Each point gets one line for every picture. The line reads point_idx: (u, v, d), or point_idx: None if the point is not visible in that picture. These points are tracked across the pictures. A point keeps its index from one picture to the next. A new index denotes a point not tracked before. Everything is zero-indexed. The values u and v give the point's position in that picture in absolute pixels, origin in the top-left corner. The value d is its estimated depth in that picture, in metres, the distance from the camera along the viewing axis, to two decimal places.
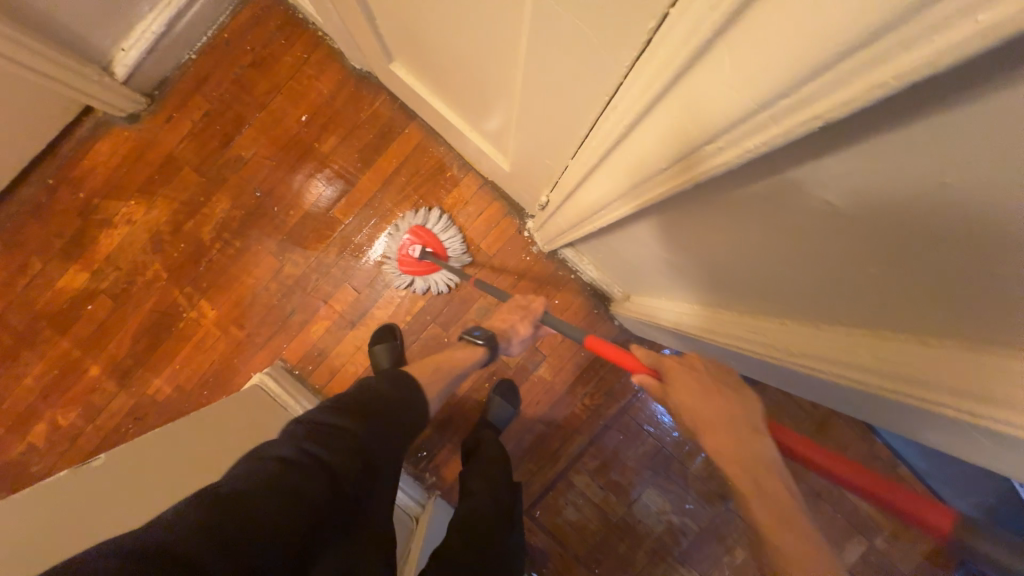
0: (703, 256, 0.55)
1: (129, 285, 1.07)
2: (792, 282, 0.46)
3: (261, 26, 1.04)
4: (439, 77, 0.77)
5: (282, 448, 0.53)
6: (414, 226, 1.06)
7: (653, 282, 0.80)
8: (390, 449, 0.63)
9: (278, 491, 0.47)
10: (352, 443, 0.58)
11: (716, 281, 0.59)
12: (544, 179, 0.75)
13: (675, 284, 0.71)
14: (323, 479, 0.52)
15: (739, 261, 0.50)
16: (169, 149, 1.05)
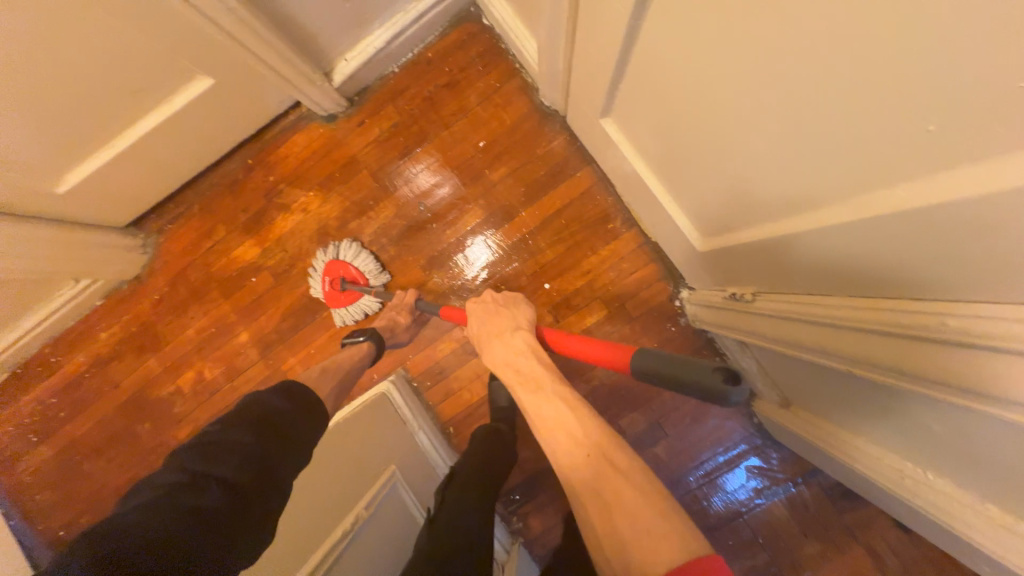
0: (920, 431, 0.52)
1: (290, 268, 1.15)
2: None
3: (464, 52, 1.06)
4: (660, 150, 0.73)
5: (177, 469, 0.53)
6: (326, 264, 1.09)
7: (827, 408, 0.75)
8: (286, 449, 0.62)
9: (173, 511, 0.48)
10: (240, 452, 0.57)
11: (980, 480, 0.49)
12: (755, 278, 0.69)
13: (891, 438, 0.61)
14: (217, 495, 0.52)
15: (972, 459, 0.47)
16: (354, 151, 1.11)
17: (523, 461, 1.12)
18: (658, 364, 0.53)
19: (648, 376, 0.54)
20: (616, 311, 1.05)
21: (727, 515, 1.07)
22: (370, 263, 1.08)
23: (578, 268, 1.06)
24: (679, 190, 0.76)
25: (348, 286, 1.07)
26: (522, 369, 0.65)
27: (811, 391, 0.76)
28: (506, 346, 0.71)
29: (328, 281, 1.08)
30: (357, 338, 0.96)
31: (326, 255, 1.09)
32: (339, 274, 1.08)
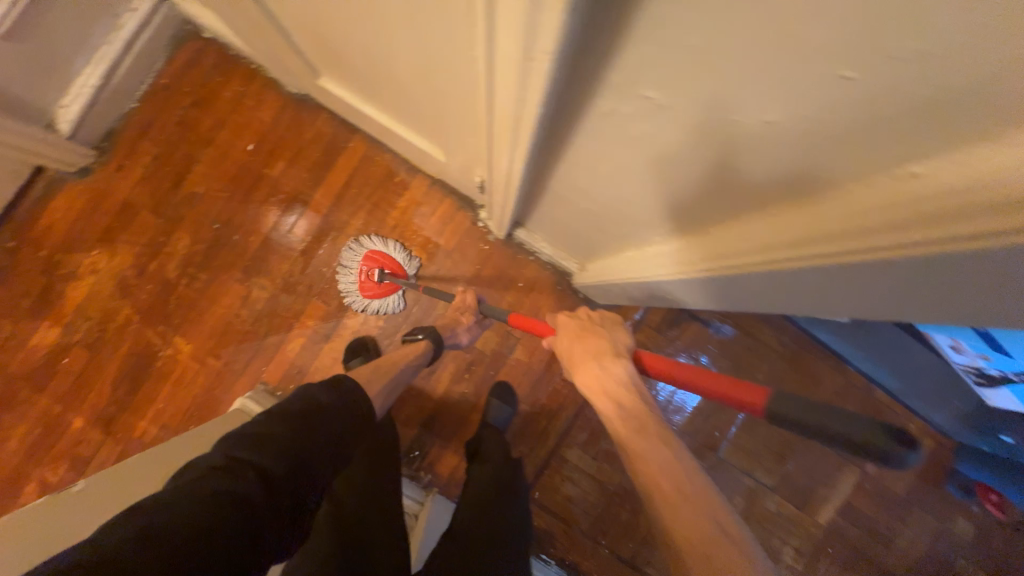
0: (604, 201, 0.57)
1: (102, 333, 1.09)
2: (674, 203, 0.47)
3: (198, 68, 1.09)
4: (364, 85, 0.82)
5: (221, 455, 0.56)
6: (370, 252, 1.10)
7: (596, 243, 0.81)
8: (325, 444, 0.64)
9: (201, 501, 0.50)
10: (281, 444, 0.60)
11: (644, 214, 0.54)
12: (474, 162, 0.80)
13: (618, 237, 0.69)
14: (254, 482, 0.55)
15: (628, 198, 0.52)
16: (124, 196, 1.08)
17: (412, 419, 1.17)
18: (796, 412, 0.43)
19: (782, 424, 0.44)
20: (435, 250, 1.14)
21: (597, 386, 1.19)
22: (407, 254, 1.10)
23: (386, 226, 1.13)
24: (400, 114, 0.86)
25: (389, 277, 1.08)
26: (623, 404, 0.52)
27: (581, 235, 0.83)
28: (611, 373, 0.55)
29: (365, 270, 1.08)
30: (417, 337, 0.99)
31: (359, 249, 1.09)
32: (376, 266, 1.09)
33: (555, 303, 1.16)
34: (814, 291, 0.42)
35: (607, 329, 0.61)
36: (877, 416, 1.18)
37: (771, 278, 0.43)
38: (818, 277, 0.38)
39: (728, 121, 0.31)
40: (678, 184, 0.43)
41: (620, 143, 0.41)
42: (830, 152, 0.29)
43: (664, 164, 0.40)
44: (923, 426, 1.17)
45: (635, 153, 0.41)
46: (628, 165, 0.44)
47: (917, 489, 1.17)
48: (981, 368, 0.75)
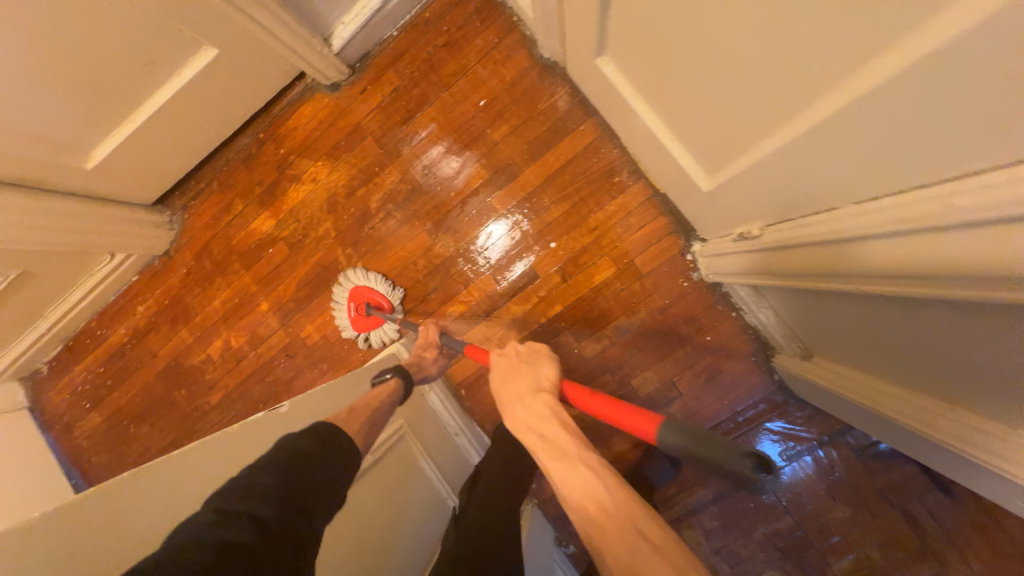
0: (853, 322, 0.62)
1: (303, 238, 1.18)
2: (933, 365, 0.53)
3: (461, 9, 1.04)
4: (656, 80, 0.69)
5: (214, 507, 0.48)
6: (353, 287, 1.13)
7: (808, 334, 0.81)
8: (321, 494, 0.54)
9: (203, 551, 0.42)
10: (272, 489, 0.51)
11: (831, 324, 0.69)
12: (761, 209, 0.64)
13: (838, 341, 0.72)
14: (251, 534, 0.46)
15: (888, 338, 0.57)
16: (359, 119, 1.12)
17: None
18: (682, 437, 0.44)
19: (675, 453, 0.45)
20: (625, 267, 1.02)
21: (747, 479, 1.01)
22: (392, 287, 1.11)
23: (584, 225, 1.03)
24: (681, 122, 0.71)
25: (373, 312, 1.11)
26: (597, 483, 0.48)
27: (794, 319, 0.83)
28: (526, 408, 0.59)
29: (352, 307, 1.12)
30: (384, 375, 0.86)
31: (347, 282, 1.13)
32: (363, 300, 1.12)
33: (739, 373, 0.99)
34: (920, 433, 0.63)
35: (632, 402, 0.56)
36: None
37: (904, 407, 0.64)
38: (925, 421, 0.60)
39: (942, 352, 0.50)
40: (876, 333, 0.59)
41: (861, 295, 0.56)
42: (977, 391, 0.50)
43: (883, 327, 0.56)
44: None
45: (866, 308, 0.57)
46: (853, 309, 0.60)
47: None
48: None
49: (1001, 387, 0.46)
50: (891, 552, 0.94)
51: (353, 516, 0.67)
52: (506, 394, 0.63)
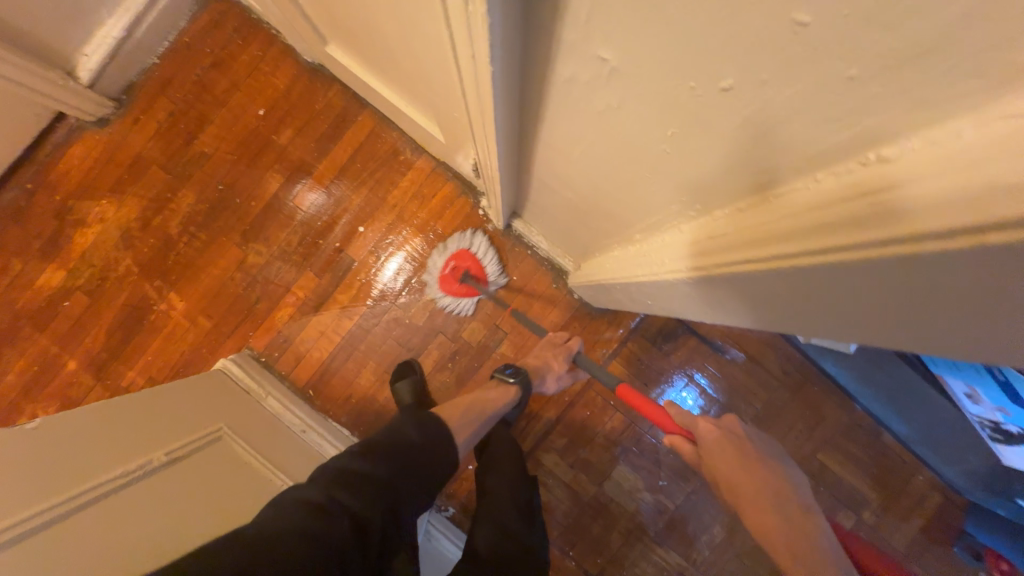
0: (585, 178, 0.50)
1: (103, 281, 1.12)
2: (662, 181, 0.39)
3: (219, 30, 1.10)
4: (365, 54, 0.80)
5: (318, 492, 0.59)
6: (459, 249, 1.09)
7: (595, 236, 0.70)
8: (410, 495, 0.67)
9: (302, 522, 0.55)
10: (377, 493, 0.63)
11: (616, 222, 0.57)
12: (463, 142, 0.77)
13: (608, 225, 0.60)
14: (346, 527, 0.57)
15: (613, 175, 0.45)
16: (138, 149, 1.11)
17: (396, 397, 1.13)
18: None
19: None
20: (432, 232, 1.12)
21: (581, 392, 1.14)
22: (499, 269, 1.08)
23: (385, 203, 1.12)
24: (398, 86, 0.82)
25: (471, 281, 1.07)
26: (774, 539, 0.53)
27: (575, 224, 0.72)
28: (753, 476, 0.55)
29: (452, 265, 1.08)
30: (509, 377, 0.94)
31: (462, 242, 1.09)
32: (466, 266, 1.08)
33: (548, 301, 1.12)
34: (752, 309, 0.44)
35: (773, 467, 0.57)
36: (882, 462, 1.09)
37: (704, 295, 0.48)
38: (720, 293, 0.44)
39: (630, 160, 0.39)
40: (621, 199, 0.49)
41: (569, 157, 0.47)
42: (698, 191, 0.37)
43: (599, 180, 0.48)
44: (933, 479, 1.08)
45: (586, 170, 0.48)
46: (584, 180, 0.51)
47: (920, 543, 1.09)
48: (1001, 424, 0.66)
49: (717, 157, 0.31)
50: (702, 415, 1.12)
51: (152, 502, 0.65)
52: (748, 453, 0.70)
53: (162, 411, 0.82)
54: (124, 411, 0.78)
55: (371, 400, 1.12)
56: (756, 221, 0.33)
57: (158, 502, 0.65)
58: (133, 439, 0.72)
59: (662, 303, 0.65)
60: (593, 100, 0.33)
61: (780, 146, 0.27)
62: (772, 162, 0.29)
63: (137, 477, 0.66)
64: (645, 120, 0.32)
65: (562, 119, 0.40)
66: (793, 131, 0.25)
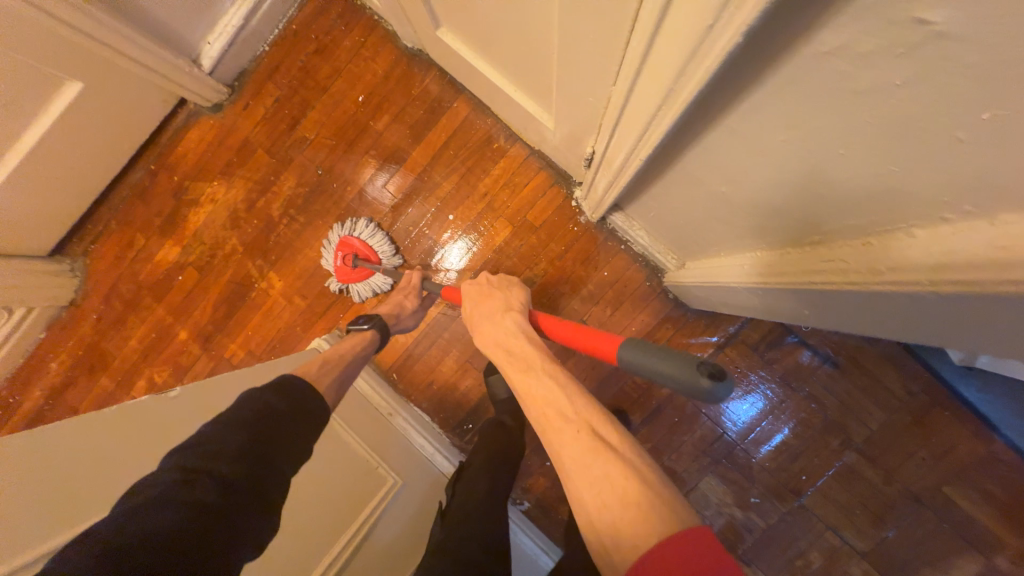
0: (729, 178, 0.49)
1: (212, 257, 1.19)
2: (832, 192, 0.38)
3: (324, 16, 1.12)
4: (482, 37, 0.78)
5: (177, 467, 0.52)
6: (342, 238, 1.11)
7: (711, 234, 0.68)
8: (285, 450, 0.60)
9: (184, 505, 0.49)
10: (247, 447, 0.57)
11: (746, 223, 0.55)
12: (583, 129, 0.73)
13: (735, 225, 0.58)
14: (219, 493, 0.52)
15: (771, 180, 0.43)
16: (247, 133, 1.16)
17: (477, 387, 1.13)
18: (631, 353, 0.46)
19: (635, 370, 0.46)
20: (521, 222, 1.09)
21: (671, 398, 1.07)
22: (389, 248, 1.10)
23: (475, 191, 1.10)
24: (513, 71, 0.80)
25: (361, 263, 1.09)
26: (514, 351, 0.63)
27: (692, 222, 0.71)
28: (500, 325, 0.68)
29: (341, 256, 1.10)
30: (361, 325, 0.91)
31: (339, 232, 1.11)
32: (352, 252, 1.10)
33: (638, 299, 1.06)
34: (955, 331, 0.37)
35: (507, 292, 0.77)
36: None
37: (886, 309, 0.41)
38: (914, 308, 0.38)
39: (846, 153, 0.33)
40: (794, 196, 0.43)
41: (744, 145, 0.42)
42: (924, 201, 0.31)
43: (777, 171, 0.42)
44: None
45: (760, 164, 0.42)
46: (749, 170, 0.45)
47: None
48: None
49: (928, 179, 0.29)
50: (805, 432, 1.03)
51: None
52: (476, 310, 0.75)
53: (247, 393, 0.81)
54: (223, 383, 0.79)
55: (453, 387, 1.13)
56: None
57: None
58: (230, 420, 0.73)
59: (784, 308, 0.63)
60: (854, 74, 0.28)
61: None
62: (998, 194, 0.26)
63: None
64: (922, 105, 0.26)
65: (770, 100, 0.34)
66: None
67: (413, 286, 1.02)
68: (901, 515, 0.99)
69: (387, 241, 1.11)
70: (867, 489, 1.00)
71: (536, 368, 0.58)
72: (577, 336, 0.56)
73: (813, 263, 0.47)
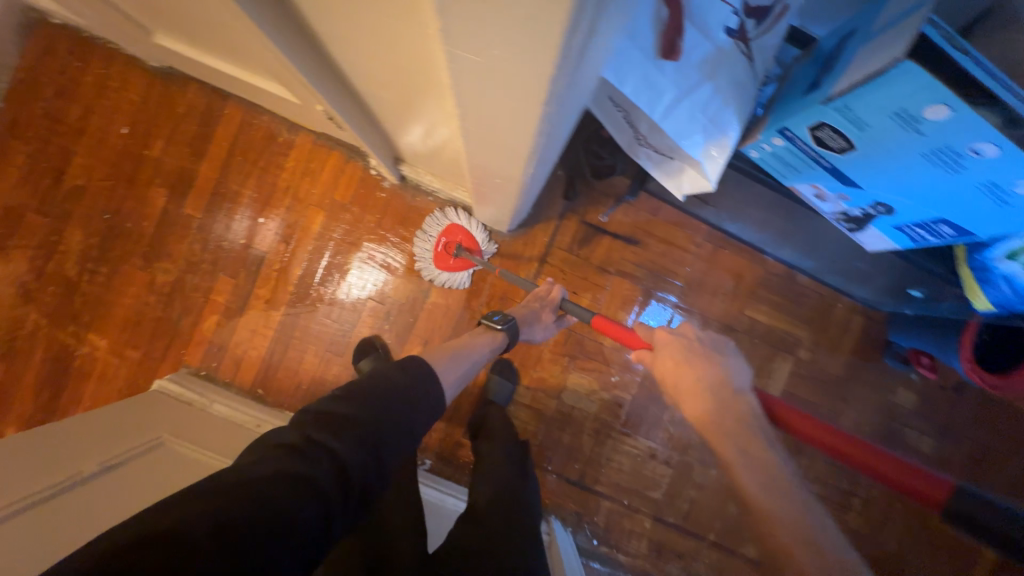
0: (370, 61, 0.53)
1: (14, 341, 1.09)
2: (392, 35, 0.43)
3: (54, 56, 1.06)
4: (183, 30, 0.77)
5: (300, 435, 0.51)
6: (445, 226, 1.10)
7: (437, 139, 0.74)
8: (395, 431, 0.57)
9: (278, 481, 0.46)
10: (360, 432, 0.53)
11: (422, 106, 0.61)
12: (303, 93, 0.77)
13: (427, 114, 0.63)
14: (328, 469, 0.49)
15: (374, 46, 0.48)
16: (5, 199, 1.07)
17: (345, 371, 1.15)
18: (961, 504, 0.60)
19: (954, 517, 0.61)
20: (332, 204, 1.12)
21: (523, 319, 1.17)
22: (487, 234, 1.11)
23: (277, 188, 1.12)
24: (227, 55, 0.79)
25: (463, 253, 1.09)
26: (724, 428, 0.67)
27: (424, 135, 0.76)
28: (716, 404, 0.69)
29: (444, 242, 1.09)
30: (495, 321, 0.90)
31: (442, 220, 1.09)
32: (455, 240, 1.09)
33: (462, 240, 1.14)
34: (509, 138, 0.44)
35: (711, 356, 0.73)
36: (804, 302, 1.17)
37: (486, 147, 0.50)
38: (482, 132, 0.46)
39: (358, 7, 0.40)
40: (393, 54, 0.48)
41: (329, 14, 0.45)
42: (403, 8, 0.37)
43: (362, 32, 0.46)
44: (851, 304, 1.17)
45: (352, 30, 0.47)
46: (369, 54, 0.51)
47: (855, 365, 1.18)
48: (846, 210, 0.72)
49: None
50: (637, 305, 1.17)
51: (53, 520, 0.62)
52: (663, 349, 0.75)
53: (105, 432, 0.84)
54: (75, 435, 0.82)
55: (320, 381, 1.13)
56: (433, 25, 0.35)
57: (57, 522, 0.61)
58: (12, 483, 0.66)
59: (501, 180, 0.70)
60: None
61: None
62: None
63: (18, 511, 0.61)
64: None
65: None
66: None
67: (552, 302, 0.95)
68: None
69: (482, 227, 1.11)
70: (696, 335, 1.17)
71: (766, 466, 0.63)
72: (849, 446, 0.64)
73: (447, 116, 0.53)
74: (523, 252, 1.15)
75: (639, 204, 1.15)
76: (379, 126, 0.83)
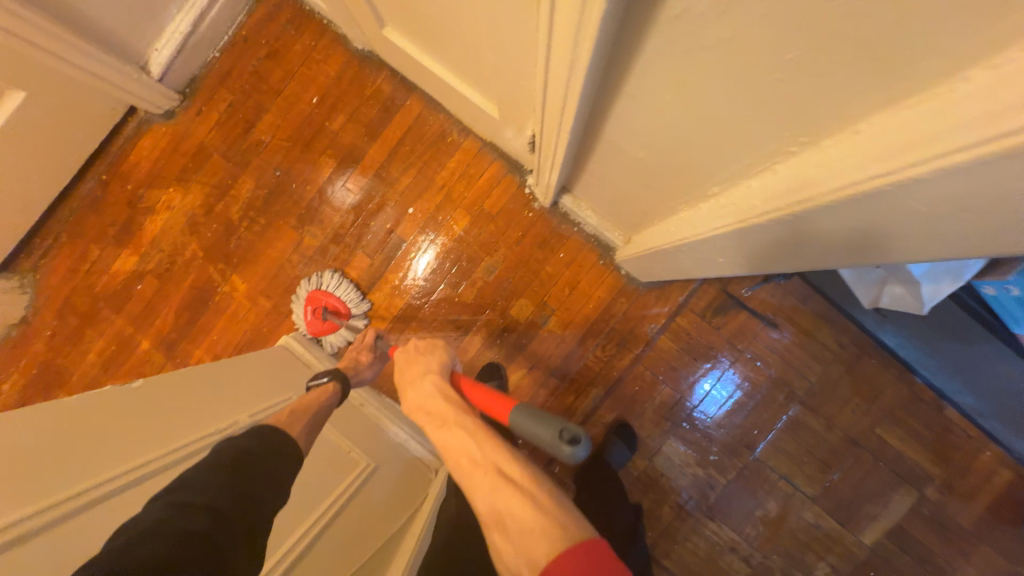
0: (652, 140, 0.53)
1: (170, 265, 1.18)
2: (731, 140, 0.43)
3: (274, 22, 1.15)
4: (425, 32, 0.80)
5: (165, 506, 0.51)
6: (310, 293, 1.14)
7: (646, 200, 0.73)
8: (263, 488, 0.59)
9: (169, 533, 0.47)
10: (223, 483, 0.56)
11: (674, 182, 0.59)
12: (519, 113, 0.79)
13: (663, 184, 0.62)
14: (206, 520, 0.51)
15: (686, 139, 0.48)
16: (201, 138, 1.17)
17: None
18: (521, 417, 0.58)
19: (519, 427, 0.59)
20: (479, 212, 1.14)
21: (635, 377, 1.12)
22: (356, 296, 1.13)
23: (434, 184, 1.15)
24: (453, 61, 0.83)
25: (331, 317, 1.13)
26: (433, 413, 0.61)
27: (630, 191, 0.75)
28: (420, 391, 0.67)
29: (310, 310, 1.12)
30: (321, 380, 0.86)
31: (308, 284, 1.14)
32: (321, 305, 1.13)
33: (595, 277, 1.13)
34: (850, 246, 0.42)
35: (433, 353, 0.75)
36: (946, 438, 1.06)
37: (791, 234, 0.46)
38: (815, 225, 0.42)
39: (723, 96, 0.38)
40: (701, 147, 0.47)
41: (657, 106, 0.46)
42: (803, 130, 0.36)
43: (679, 126, 0.46)
44: (1000, 455, 1.05)
45: (671, 121, 0.47)
46: (662, 136, 0.51)
47: (988, 522, 1.06)
48: None
49: (806, 110, 0.34)
50: (754, 390, 1.11)
51: None
52: (403, 381, 0.72)
53: (237, 374, 0.86)
54: (211, 367, 0.83)
55: None
56: (876, 142, 0.31)
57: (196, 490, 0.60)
58: (168, 420, 0.66)
59: (713, 261, 0.67)
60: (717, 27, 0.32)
61: (920, 59, 0.25)
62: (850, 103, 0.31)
63: (143, 475, 0.56)
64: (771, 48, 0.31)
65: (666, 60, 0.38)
66: (923, 40, 0.24)
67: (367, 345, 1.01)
68: (843, 459, 1.09)
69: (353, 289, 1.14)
70: (812, 438, 1.09)
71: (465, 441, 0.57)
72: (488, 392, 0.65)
73: (730, 206, 0.51)
74: (651, 304, 1.12)
75: (787, 287, 1.09)
76: (574, 165, 0.83)
